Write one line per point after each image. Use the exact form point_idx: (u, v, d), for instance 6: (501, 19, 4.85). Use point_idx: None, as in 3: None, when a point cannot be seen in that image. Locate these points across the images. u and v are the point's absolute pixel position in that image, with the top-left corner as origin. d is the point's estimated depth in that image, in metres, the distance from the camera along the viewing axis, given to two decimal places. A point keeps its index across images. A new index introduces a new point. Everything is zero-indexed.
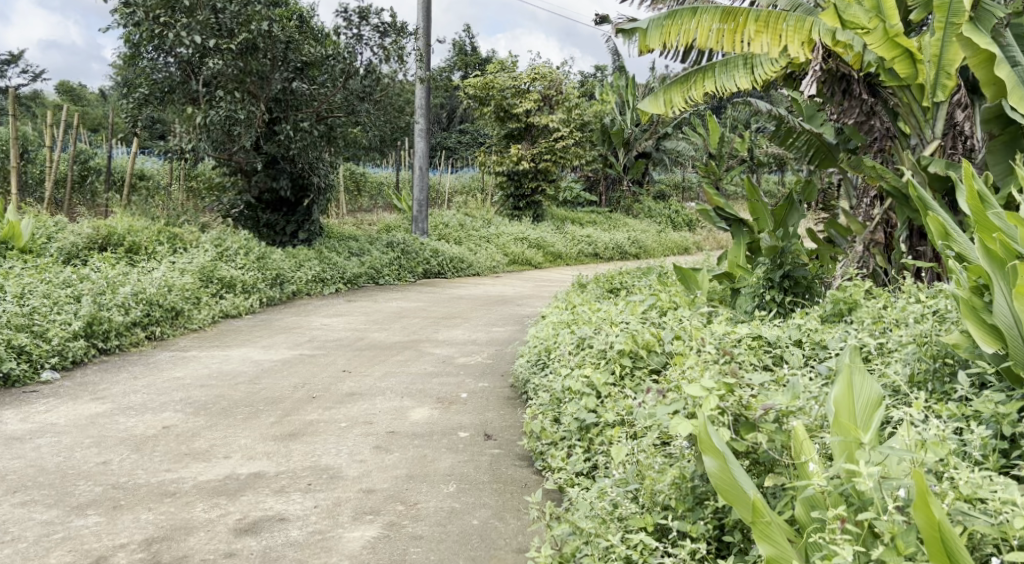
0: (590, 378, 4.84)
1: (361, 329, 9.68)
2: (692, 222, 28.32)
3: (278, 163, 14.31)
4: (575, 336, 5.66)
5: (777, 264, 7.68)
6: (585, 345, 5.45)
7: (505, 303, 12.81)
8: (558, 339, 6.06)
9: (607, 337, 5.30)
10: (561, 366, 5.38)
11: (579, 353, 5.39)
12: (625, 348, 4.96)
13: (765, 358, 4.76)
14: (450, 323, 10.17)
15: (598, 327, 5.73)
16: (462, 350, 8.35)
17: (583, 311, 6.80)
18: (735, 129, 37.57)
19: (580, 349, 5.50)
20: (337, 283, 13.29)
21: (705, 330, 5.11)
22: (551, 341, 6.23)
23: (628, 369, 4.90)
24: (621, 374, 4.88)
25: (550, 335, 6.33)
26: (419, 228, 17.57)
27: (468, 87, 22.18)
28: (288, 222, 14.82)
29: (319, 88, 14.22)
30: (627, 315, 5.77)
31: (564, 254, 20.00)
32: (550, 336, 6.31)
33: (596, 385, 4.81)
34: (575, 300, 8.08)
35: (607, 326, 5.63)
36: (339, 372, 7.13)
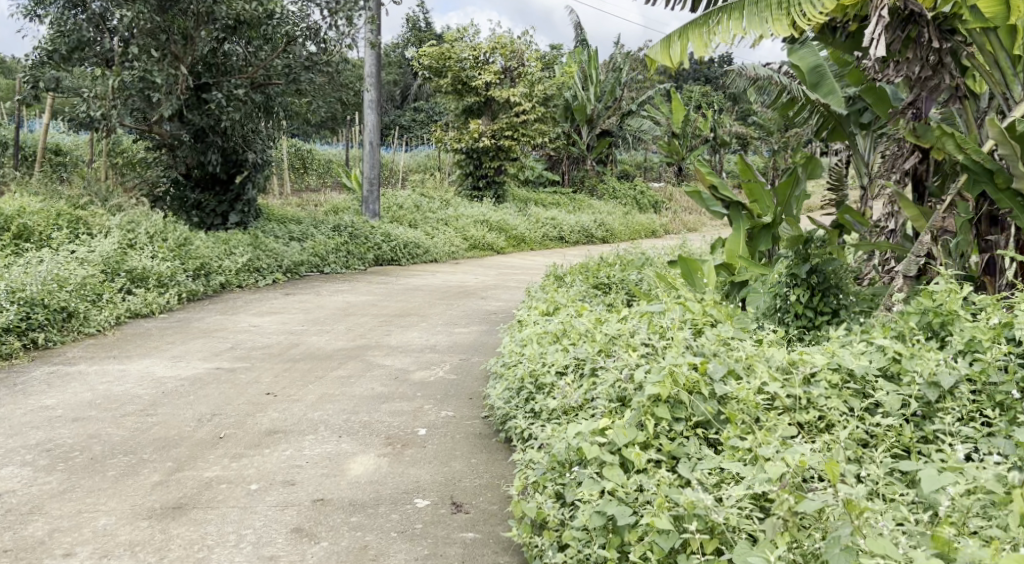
0: (613, 439, 3.70)
1: (301, 330, 8.16)
2: (659, 204, 27.00)
3: (209, 136, 12.66)
4: (573, 357, 4.53)
5: (801, 258, 6.26)
6: (596, 374, 4.26)
7: (466, 295, 11.34)
8: (547, 352, 4.80)
9: (631, 366, 4.12)
10: (567, 402, 4.21)
11: (591, 386, 4.22)
12: (660, 393, 3.81)
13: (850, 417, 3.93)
14: (404, 323, 8.68)
15: (606, 343, 4.54)
16: (419, 360, 6.89)
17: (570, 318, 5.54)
18: (699, 107, 36.26)
19: (587, 379, 4.32)
20: (274, 272, 11.74)
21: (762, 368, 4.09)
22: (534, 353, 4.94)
23: (666, 423, 3.80)
24: (656, 432, 3.79)
25: (532, 350, 4.98)
26: (369, 210, 16.02)
27: (422, 56, 20.48)
28: (220, 201, 13.26)
29: (255, 51, 12.48)
30: (642, 329, 4.60)
31: (527, 237, 18.54)
32: (533, 350, 4.96)
33: (621, 449, 3.69)
34: (551, 301, 6.73)
35: (620, 344, 4.44)
36: (261, 394, 5.65)
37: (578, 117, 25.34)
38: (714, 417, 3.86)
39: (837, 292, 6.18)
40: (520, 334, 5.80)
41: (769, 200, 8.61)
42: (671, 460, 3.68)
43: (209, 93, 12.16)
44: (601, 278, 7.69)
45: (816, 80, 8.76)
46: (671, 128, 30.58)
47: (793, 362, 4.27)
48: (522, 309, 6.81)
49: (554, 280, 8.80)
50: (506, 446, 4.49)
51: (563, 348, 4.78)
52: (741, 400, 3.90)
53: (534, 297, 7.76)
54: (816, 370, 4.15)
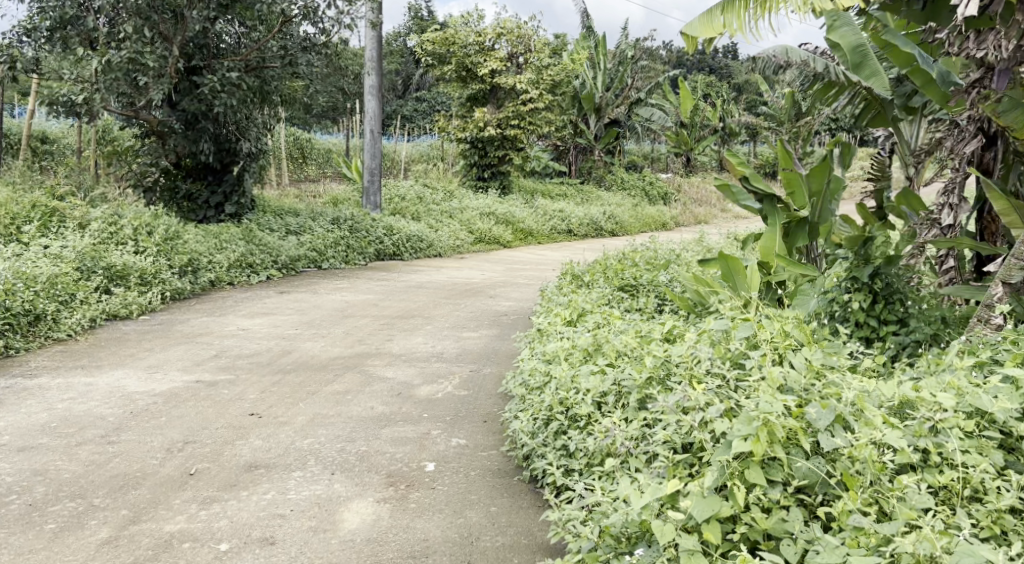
0: (692, 514, 3.23)
1: (293, 335, 7.40)
2: (670, 196, 26.24)
3: (201, 121, 11.83)
4: (609, 383, 4.07)
5: (861, 260, 5.55)
6: (654, 412, 3.76)
7: (474, 294, 10.59)
8: (581, 372, 4.27)
9: (703, 405, 3.62)
10: (616, 443, 3.70)
11: (643, 424, 3.75)
12: (753, 453, 3.29)
13: (992, 468, 3.39)
14: (406, 326, 7.94)
15: (659, 371, 4.02)
16: (424, 372, 6.13)
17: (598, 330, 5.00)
18: (708, 98, 35.42)
19: (640, 416, 3.83)
20: (268, 269, 10.97)
21: (869, 408, 3.54)
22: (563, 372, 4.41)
23: (757, 488, 3.36)
24: (751, 502, 3.34)
25: (565, 372, 4.37)
26: (370, 201, 15.26)
27: (425, 42, 19.68)
28: (212, 192, 12.53)
29: (248, 32, 11.72)
30: (701, 348, 4.06)
31: (535, 231, 17.76)
32: (566, 373, 4.35)
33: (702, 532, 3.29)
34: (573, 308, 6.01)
35: (682, 370, 3.90)
36: (244, 414, 4.90)
37: (585, 106, 24.52)
38: (812, 477, 3.42)
39: (903, 299, 5.44)
40: (536, 347, 5.23)
41: (806, 190, 7.87)
42: (766, 542, 3.28)
43: (200, 76, 11.31)
44: (627, 280, 6.93)
45: (858, 59, 7.94)
46: (679, 118, 29.77)
47: (907, 400, 3.71)
48: (541, 317, 6.08)
49: (572, 282, 8.04)
50: (531, 488, 3.96)
51: (598, 370, 4.25)
52: (855, 459, 3.41)
53: (552, 300, 7.01)
54: (942, 415, 3.56)
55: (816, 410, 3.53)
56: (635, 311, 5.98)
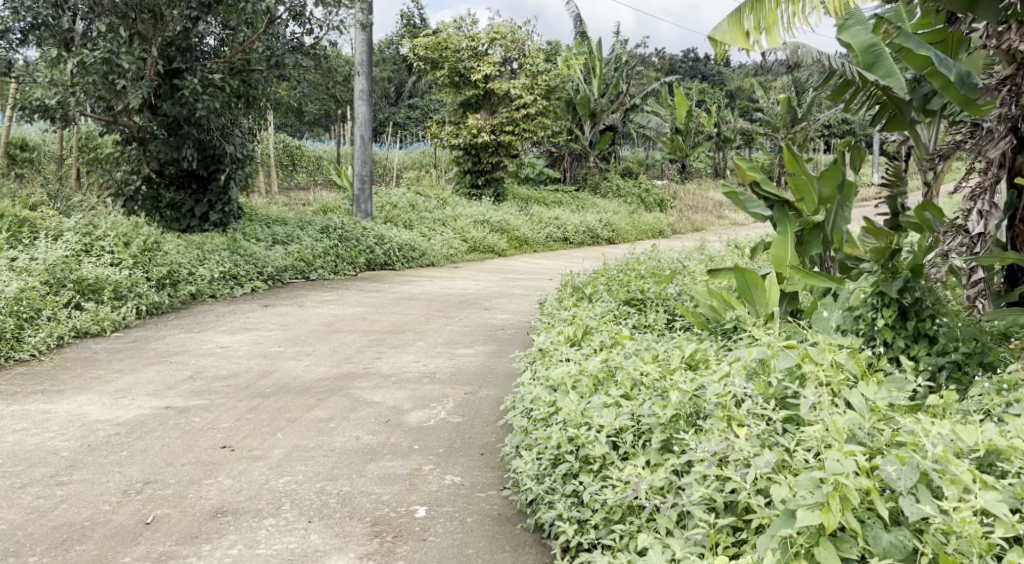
0: None
1: (275, 353, 6.93)
2: (665, 203, 25.44)
3: (182, 126, 11.28)
4: (624, 423, 3.70)
5: (889, 273, 4.97)
6: (687, 461, 3.41)
7: (468, 305, 10.13)
8: (591, 404, 3.90)
9: (751, 458, 3.26)
10: (642, 495, 3.35)
11: (671, 472, 3.40)
12: (827, 524, 2.94)
13: None
14: (397, 342, 7.47)
15: (690, 411, 3.67)
16: (415, 395, 5.66)
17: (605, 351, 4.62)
18: (703, 104, 35.06)
19: (667, 463, 3.48)
20: (253, 280, 10.47)
21: (957, 466, 3.06)
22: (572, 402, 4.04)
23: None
24: None
25: (574, 401, 3.94)
26: (361, 209, 14.78)
27: (417, 47, 19.21)
28: (197, 201, 12.00)
29: (232, 33, 11.26)
30: (737, 382, 3.68)
31: (530, 239, 17.30)
32: (573, 402, 3.94)
33: None
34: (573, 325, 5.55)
35: (719, 411, 3.54)
36: (215, 447, 4.42)
37: (580, 112, 24.07)
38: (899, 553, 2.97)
39: (934, 313, 4.92)
40: (539, 368, 4.82)
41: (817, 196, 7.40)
42: None
43: (182, 79, 10.83)
44: (631, 293, 6.47)
45: (871, 59, 7.52)
46: (675, 124, 29.37)
47: (996, 449, 3.24)
48: (542, 335, 5.62)
49: (573, 294, 7.59)
50: (535, 538, 3.60)
51: (610, 402, 3.87)
52: (953, 535, 2.94)
53: (552, 315, 6.55)
54: None
55: (896, 468, 3.11)
56: (642, 330, 5.53)
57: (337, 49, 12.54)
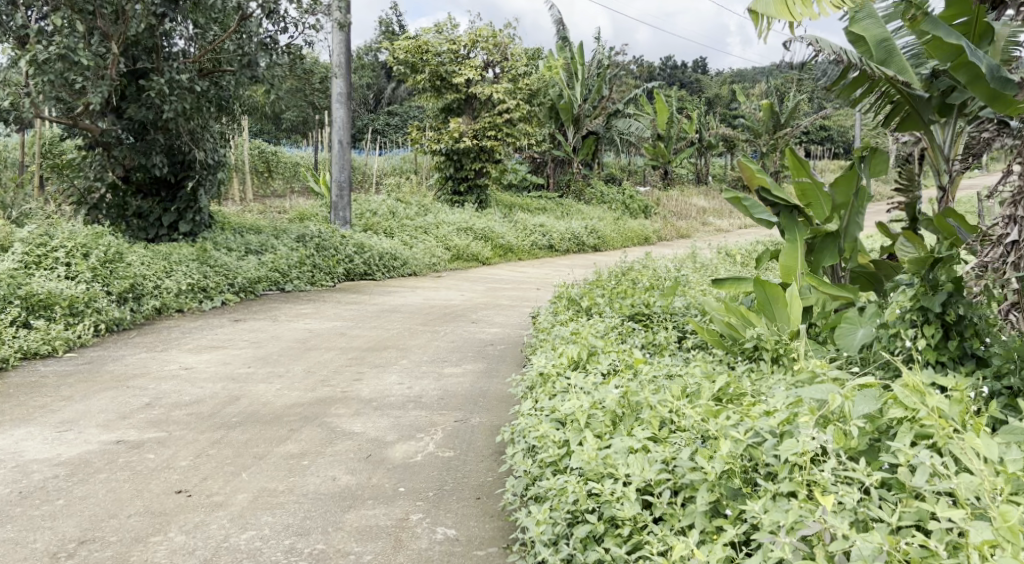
0: None
1: (244, 374, 6.33)
2: (649, 208, 24.69)
3: (149, 131, 10.75)
4: (655, 470, 3.43)
5: (929, 286, 4.46)
6: (753, 535, 3.11)
7: (454, 318, 9.56)
8: (612, 448, 3.61)
9: (855, 547, 2.94)
10: None
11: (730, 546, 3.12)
12: None
13: None
14: (379, 361, 6.90)
15: (744, 464, 3.36)
16: (399, 424, 5.08)
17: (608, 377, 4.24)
18: (685, 109, 34.63)
19: (726, 534, 3.16)
20: (224, 292, 9.84)
21: None
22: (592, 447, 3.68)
23: None
24: None
25: (592, 450, 3.60)
26: (339, 217, 14.17)
27: (396, 50, 18.60)
28: (166, 210, 11.35)
29: (201, 32, 10.66)
30: (804, 430, 3.35)
31: (515, 247, 16.74)
32: (592, 451, 3.59)
33: None
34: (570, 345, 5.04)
35: (797, 474, 3.23)
36: (169, 491, 3.86)
37: (563, 117, 23.54)
38: None
39: (982, 332, 4.46)
40: (536, 395, 4.37)
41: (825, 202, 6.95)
42: None
43: (148, 80, 10.19)
44: (633, 307, 5.95)
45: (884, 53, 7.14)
46: (658, 130, 28.92)
47: None
48: (540, 356, 5.07)
49: (570, 307, 7.07)
50: None
51: (635, 447, 3.58)
52: None
53: (549, 334, 6.01)
54: None
55: None
56: (649, 351, 5.00)
57: (313, 51, 11.94)
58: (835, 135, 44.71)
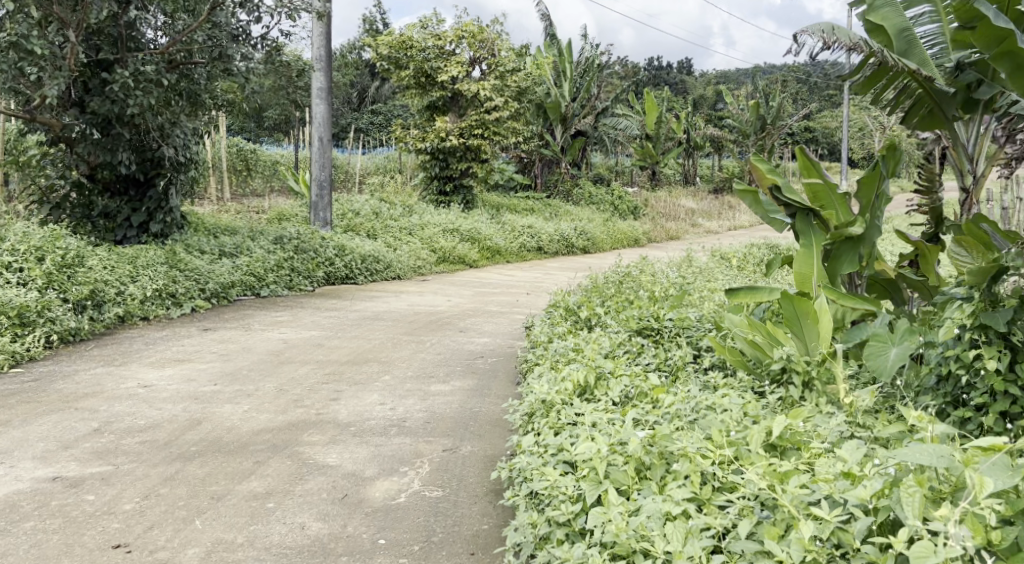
0: None
1: (209, 392, 5.74)
2: (638, 209, 24.06)
3: (115, 125, 10.00)
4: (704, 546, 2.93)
5: (989, 302, 3.97)
6: None
7: (440, 326, 8.97)
8: (648, 514, 3.12)
9: None
10: None
11: None
12: None
13: None
14: (359, 377, 6.31)
15: (830, 550, 2.86)
16: (380, 454, 4.50)
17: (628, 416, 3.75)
18: (673, 109, 34.12)
19: None
20: (194, 299, 9.24)
21: None
22: (623, 511, 3.18)
23: None
24: None
25: (615, 521, 3.10)
26: (320, 218, 13.51)
27: (380, 46, 17.95)
28: (134, 209, 10.70)
29: (170, 21, 10.01)
30: (907, 510, 2.82)
31: (503, 249, 16.16)
32: (617, 519, 3.11)
33: None
34: (577, 367, 4.51)
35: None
36: (103, 547, 3.37)
37: (550, 116, 22.95)
38: None
39: None
40: (543, 429, 3.85)
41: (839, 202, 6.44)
42: None
43: (113, 72, 9.56)
44: (642, 321, 5.40)
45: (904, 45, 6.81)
46: (646, 130, 28.41)
47: None
48: (539, 381, 4.51)
49: (567, 318, 6.52)
50: None
51: (675, 513, 3.09)
52: None
53: (548, 351, 5.44)
54: None
55: None
56: (666, 376, 4.46)
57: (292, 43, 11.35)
58: (823, 135, 44.31)
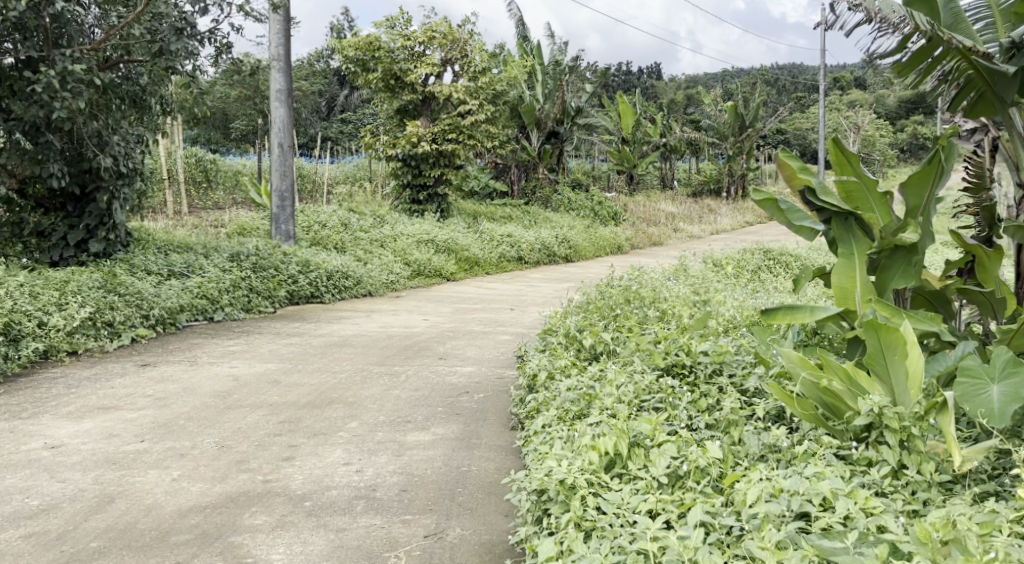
0: None
1: (131, 454, 4.62)
2: (619, 215, 23.00)
3: (43, 131, 8.83)
4: None
5: None
6: None
7: (417, 351, 7.90)
8: None
9: None
10: None
11: None
12: None
13: None
14: (320, 426, 5.23)
15: None
16: (341, 548, 3.50)
17: (690, 523, 3.25)
18: (650, 111, 33.17)
19: None
20: (134, 327, 8.14)
21: None
22: None
23: None
24: None
25: None
26: (281, 231, 12.34)
27: (344, 47, 16.82)
28: (72, 226, 9.60)
29: (104, 13, 8.96)
30: None
31: (482, 260, 15.08)
32: None
33: None
34: (600, 430, 3.93)
35: None
36: None
37: (525, 119, 21.88)
38: None
39: None
40: (567, 536, 3.31)
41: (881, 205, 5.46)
42: None
43: (36, 71, 8.42)
44: (671, 355, 4.70)
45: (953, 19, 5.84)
46: (622, 134, 27.47)
47: None
48: (558, 449, 3.87)
49: (569, 349, 5.48)
50: None
51: None
52: None
53: (556, 399, 4.45)
54: None
55: None
56: (715, 436, 3.92)
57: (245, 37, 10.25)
58: (797, 137, 43.62)
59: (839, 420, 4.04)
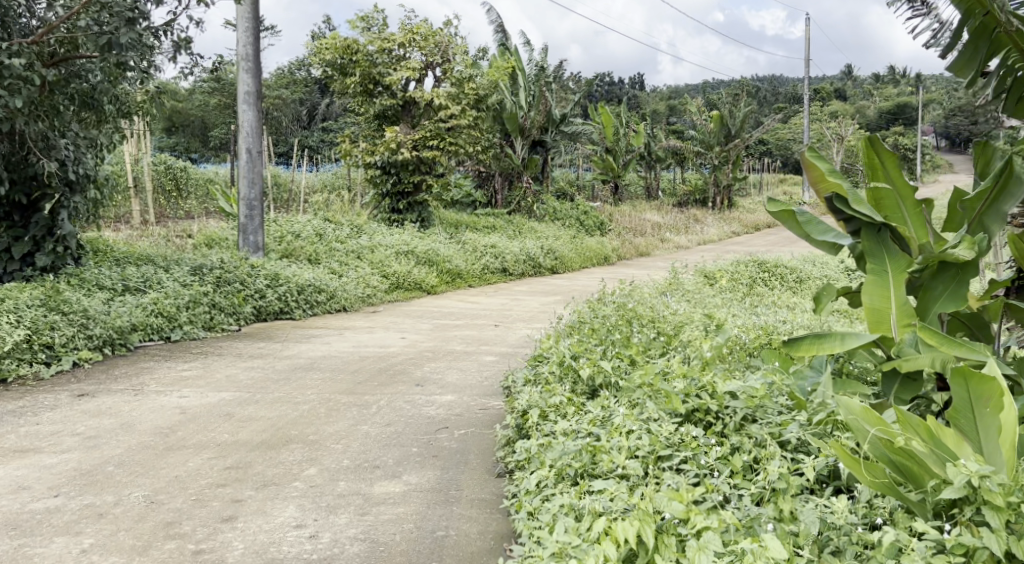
0: None
1: (37, 516, 3.88)
2: (605, 224, 22.28)
3: None
4: None
5: None
6: None
7: (392, 376, 7.13)
8: None
9: None
10: None
11: None
12: None
13: None
14: (272, 473, 4.47)
15: None
16: None
17: None
18: (637, 119, 32.54)
19: None
20: (76, 350, 7.36)
21: None
22: None
23: None
24: None
25: None
26: (249, 242, 11.51)
27: (320, 51, 16.06)
28: (17, 236, 8.76)
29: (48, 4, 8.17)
30: None
31: (464, 272, 14.31)
32: None
33: None
34: (618, 506, 3.36)
35: None
36: None
37: (509, 126, 21.15)
38: None
39: None
40: None
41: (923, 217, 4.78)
42: None
43: None
44: (690, 398, 4.04)
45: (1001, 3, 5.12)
46: (607, 142, 26.80)
47: None
48: (567, 536, 3.24)
49: (565, 386, 4.73)
50: None
51: None
52: None
53: (561, 452, 3.81)
54: None
55: None
56: (771, 522, 3.24)
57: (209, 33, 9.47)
58: (782, 147, 43.15)
59: (915, 488, 3.44)
